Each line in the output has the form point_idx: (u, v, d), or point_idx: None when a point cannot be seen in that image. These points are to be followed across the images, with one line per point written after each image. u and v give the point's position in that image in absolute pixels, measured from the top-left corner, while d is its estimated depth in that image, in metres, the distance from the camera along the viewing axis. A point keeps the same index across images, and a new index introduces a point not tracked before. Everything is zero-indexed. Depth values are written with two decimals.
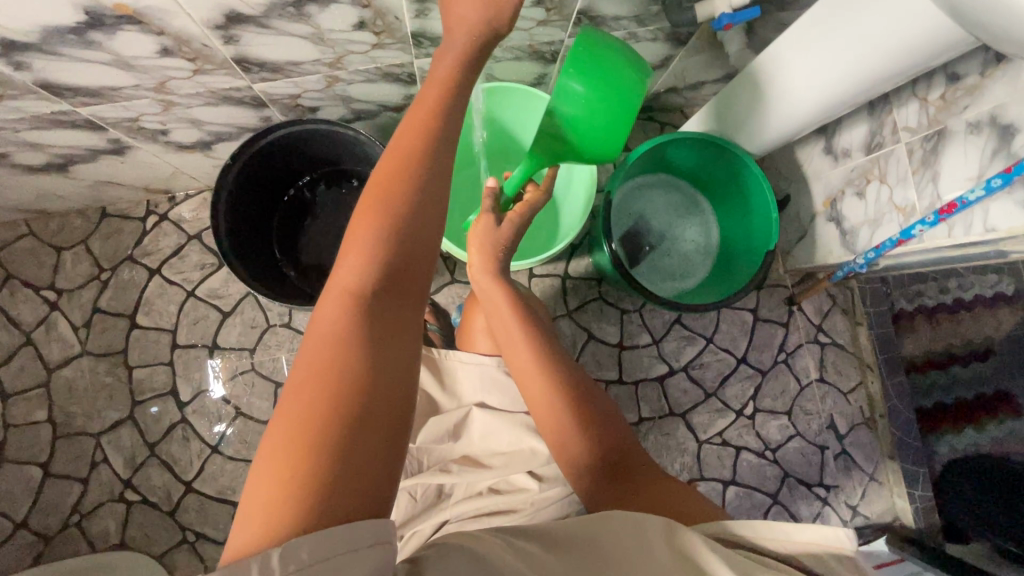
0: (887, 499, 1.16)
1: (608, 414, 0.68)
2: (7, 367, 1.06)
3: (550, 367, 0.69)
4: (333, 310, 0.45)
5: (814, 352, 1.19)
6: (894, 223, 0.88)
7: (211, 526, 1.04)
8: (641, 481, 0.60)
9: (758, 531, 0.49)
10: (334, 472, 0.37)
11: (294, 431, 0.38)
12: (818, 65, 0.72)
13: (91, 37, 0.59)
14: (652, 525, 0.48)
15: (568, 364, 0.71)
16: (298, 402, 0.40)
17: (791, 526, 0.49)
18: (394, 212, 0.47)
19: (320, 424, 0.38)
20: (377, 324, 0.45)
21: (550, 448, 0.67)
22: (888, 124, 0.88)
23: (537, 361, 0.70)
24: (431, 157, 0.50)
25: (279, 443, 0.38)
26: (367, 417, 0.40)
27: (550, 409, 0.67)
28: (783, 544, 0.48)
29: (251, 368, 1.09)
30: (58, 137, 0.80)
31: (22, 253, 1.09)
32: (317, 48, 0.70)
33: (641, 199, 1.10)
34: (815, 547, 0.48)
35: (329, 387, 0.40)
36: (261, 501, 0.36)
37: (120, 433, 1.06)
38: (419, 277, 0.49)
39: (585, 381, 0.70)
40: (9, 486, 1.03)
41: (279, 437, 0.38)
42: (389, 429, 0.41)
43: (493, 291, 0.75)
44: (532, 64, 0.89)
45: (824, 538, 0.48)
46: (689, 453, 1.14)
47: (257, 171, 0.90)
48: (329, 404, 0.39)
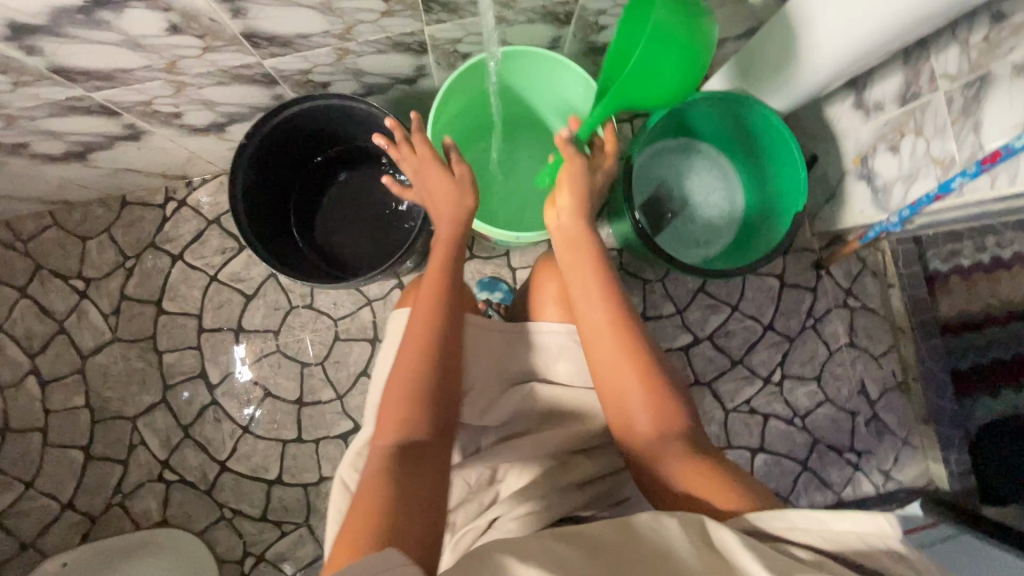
0: (921, 463, 1.13)
1: (667, 391, 0.64)
2: (44, 354, 1.09)
3: (621, 326, 0.67)
4: (391, 416, 0.61)
5: (843, 316, 1.16)
6: (931, 177, 0.84)
7: (246, 504, 1.07)
8: (669, 466, 0.59)
9: (791, 522, 0.48)
10: (390, 525, 0.50)
11: (368, 500, 0.53)
12: (853, 9, 0.67)
13: (99, 16, 0.58)
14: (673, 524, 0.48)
15: (638, 328, 0.68)
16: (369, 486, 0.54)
17: (828, 514, 0.47)
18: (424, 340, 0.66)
19: (381, 494, 0.53)
20: (417, 424, 0.61)
21: (610, 412, 0.66)
22: (925, 73, 0.84)
23: (609, 315, 0.68)
24: (445, 285, 0.70)
25: (357, 508, 0.52)
26: (411, 486, 0.55)
27: (620, 365, 0.65)
28: (822, 540, 0.47)
29: (276, 350, 1.11)
30: (75, 125, 0.81)
31: (49, 243, 1.11)
32: (326, 19, 0.68)
33: (662, 164, 1.07)
34: (855, 536, 0.46)
35: (392, 465, 0.56)
36: (348, 548, 0.49)
37: (154, 417, 1.09)
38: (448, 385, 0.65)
39: (650, 351, 0.66)
40: (54, 469, 1.07)
41: (355, 506, 0.53)
42: (432, 500, 0.55)
43: (578, 234, 0.74)
44: (545, 27, 0.86)
45: (866, 526, 0.46)
46: (716, 422, 1.13)
47: (271, 151, 0.89)
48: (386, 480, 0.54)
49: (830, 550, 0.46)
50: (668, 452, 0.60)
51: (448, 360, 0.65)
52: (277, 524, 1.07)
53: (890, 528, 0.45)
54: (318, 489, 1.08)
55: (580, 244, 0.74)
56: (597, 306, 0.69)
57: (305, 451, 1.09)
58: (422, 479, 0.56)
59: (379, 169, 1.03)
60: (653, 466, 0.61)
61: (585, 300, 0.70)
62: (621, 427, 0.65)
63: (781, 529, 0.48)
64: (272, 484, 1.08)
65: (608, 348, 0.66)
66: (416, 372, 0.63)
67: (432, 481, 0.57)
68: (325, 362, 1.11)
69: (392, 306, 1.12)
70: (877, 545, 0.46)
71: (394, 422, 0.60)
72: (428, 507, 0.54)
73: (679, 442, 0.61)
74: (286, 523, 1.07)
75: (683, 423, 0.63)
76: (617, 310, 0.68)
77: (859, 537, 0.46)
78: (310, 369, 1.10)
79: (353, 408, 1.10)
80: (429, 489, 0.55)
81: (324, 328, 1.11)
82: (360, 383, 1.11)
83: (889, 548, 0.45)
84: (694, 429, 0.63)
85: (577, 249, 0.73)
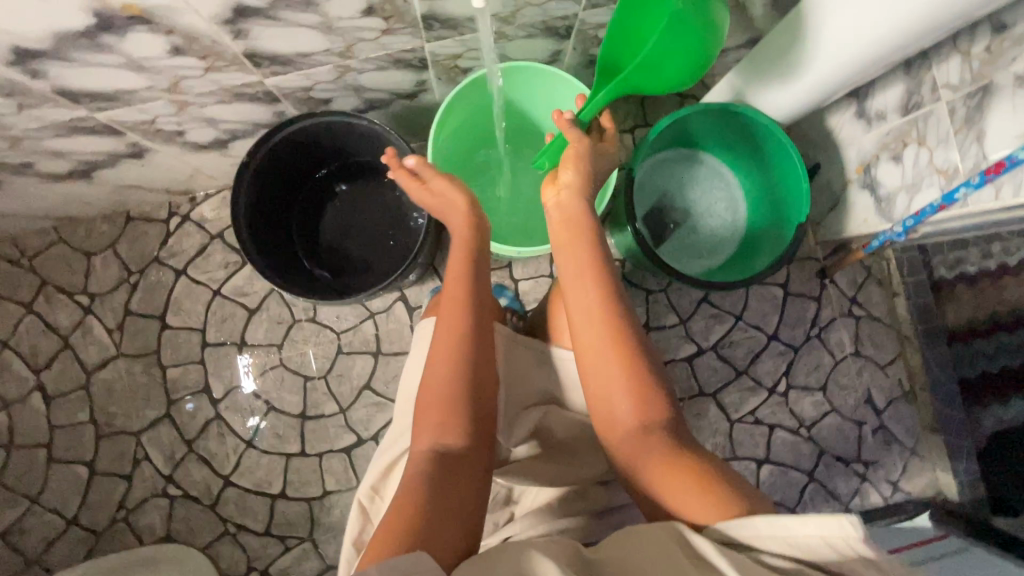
0: (930, 473, 1.12)
1: (653, 387, 0.65)
2: (49, 370, 1.10)
3: (609, 319, 0.67)
4: (428, 422, 0.61)
5: (849, 325, 1.15)
6: (935, 187, 0.84)
7: (250, 519, 1.07)
8: (651, 462, 0.60)
9: (759, 529, 0.48)
10: (421, 532, 0.50)
11: (404, 506, 0.53)
12: (846, 27, 0.68)
13: (103, 40, 0.59)
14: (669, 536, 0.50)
15: (627, 322, 0.68)
16: (406, 494, 0.54)
17: (790, 519, 0.47)
18: (453, 340, 0.65)
19: (414, 501, 0.53)
20: (451, 427, 0.60)
21: (593, 403, 0.67)
22: (927, 83, 0.83)
23: (599, 308, 0.67)
24: (472, 283, 0.70)
25: (392, 516, 0.52)
26: (442, 494, 0.54)
27: (605, 358, 0.66)
28: (788, 547, 0.46)
29: (279, 364, 1.11)
30: (80, 144, 0.81)
31: (54, 260, 1.11)
32: (327, 38, 0.69)
33: (664, 174, 1.07)
34: (818, 539, 0.46)
35: (426, 473, 0.56)
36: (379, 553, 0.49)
37: (158, 431, 1.09)
38: (484, 388, 0.64)
39: (637, 346, 0.66)
40: (59, 484, 1.07)
41: (391, 512, 0.53)
42: (464, 507, 0.55)
43: (575, 222, 0.73)
44: (545, 41, 0.86)
45: (829, 530, 0.45)
46: (721, 432, 1.12)
47: (274, 167, 0.90)
48: (420, 489, 0.54)
49: (796, 555, 0.46)
50: (651, 450, 0.61)
51: (480, 360, 0.65)
52: (281, 539, 1.06)
53: (851, 530, 0.44)
54: (321, 503, 1.08)
55: (581, 227, 0.72)
56: (591, 294, 0.68)
57: (308, 465, 1.09)
58: (455, 488, 0.56)
59: (381, 183, 1.03)
60: (634, 461, 0.61)
61: (580, 288, 0.69)
62: (603, 417, 0.66)
63: (752, 537, 0.48)
64: (276, 498, 1.07)
65: (595, 340, 0.66)
66: (448, 374, 0.63)
67: (469, 485, 0.57)
68: (328, 375, 1.11)
69: (395, 319, 1.12)
70: (840, 546, 0.45)
71: (433, 427, 0.60)
72: (464, 512, 0.54)
73: (663, 439, 0.61)
74: (290, 537, 1.06)
75: (668, 421, 0.63)
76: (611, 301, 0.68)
77: (823, 541, 0.45)
78: (313, 383, 1.10)
79: (357, 422, 1.10)
80: (459, 498, 0.55)
81: (326, 342, 1.11)
82: (363, 396, 1.11)
83: (851, 548, 0.45)
84: (679, 426, 0.63)
85: (573, 236, 0.73)
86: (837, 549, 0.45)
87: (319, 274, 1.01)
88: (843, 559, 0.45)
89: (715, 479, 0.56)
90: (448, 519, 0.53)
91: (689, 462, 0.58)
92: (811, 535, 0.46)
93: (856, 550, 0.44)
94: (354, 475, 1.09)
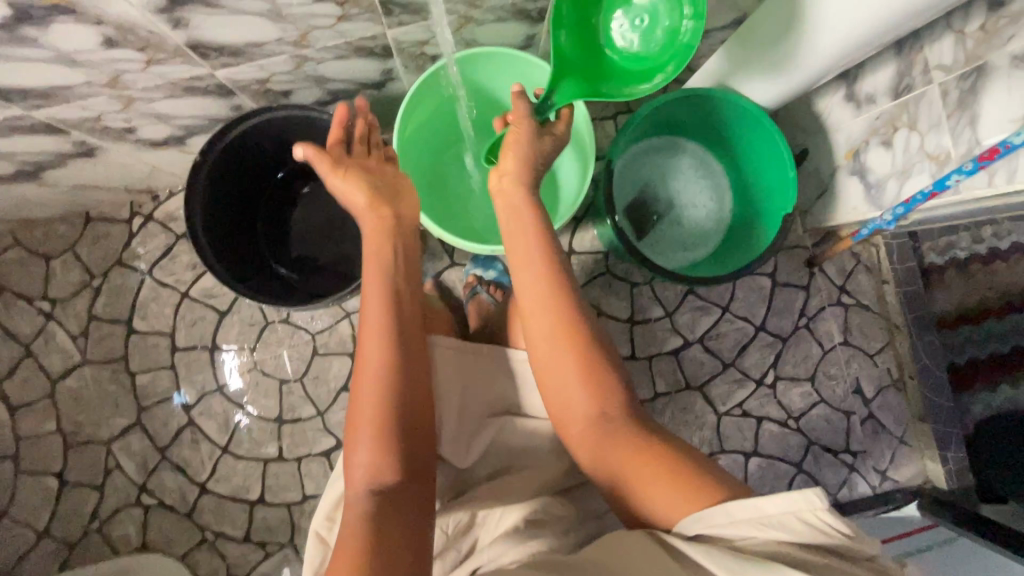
0: (918, 461, 1.11)
1: (607, 372, 0.62)
2: (12, 379, 1.05)
3: (557, 307, 0.64)
4: (364, 451, 0.58)
5: (837, 314, 1.13)
6: (926, 173, 0.81)
7: (229, 526, 1.04)
8: (614, 457, 0.58)
9: (734, 515, 0.48)
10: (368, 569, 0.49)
11: (349, 548, 0.51)
12: (827, 12, 0.66)
13: (24, 32, 0.53)
14: (647, 541, 0.50)
15: (576, 305, 0.65)
16: (351, 533, 0.52)
17: (762, 499, 0.47)
18: (376, 364, 0.62)
19: (362, 539, 0.51)
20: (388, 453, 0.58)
21: (550, 400, 0.65)
22: (919, 64, 0.79)
23: (546, 297, 0.64)
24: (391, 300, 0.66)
25: (341, 559, 0.51)
26: (388, 522, 0.53)
27: (557, 350, 0.63)
28: (765, 530, 0.46)
29: (253, 367, 1.07)
30: (21, 143, 0.76)
31: (12, 264, 1.06)
32: (278, 27, 0.63)
33: (646, 164, 1.03)
34: (792, 516, 0.46)
35: (370, 507, 0.54)
36: None
37: (130, 440, 1.05)
38: (418, 407, 0.62)
39: (588, 331, 0.64)
40: (27, 496, 1.03)
41: (338, 555, 0.51)
42: (411, 533, 0.53)
43: (512, 211, 0.69)
44: (517, 25, 0.81)
45: (799, 504, 0.46)
46: (708, 426, 1.10)
47: (232, 166, 0.85)
48: (364, 525, 0.53)
49: (774, 538, 0.46)
50: (614, 443, 0.59)
51: (410, 379, 0.62)
52: (261, 545, 1.04)
53: (818, 501, 0.46)
54: (301, 507, 1.05)
55: (521, 214, 0.69)
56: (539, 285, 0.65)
57: (287, 469, 1.06)
58: (401, 514, 0.54)
59: None
60: (596, 458, 0.60)
61: (526, 279, 0.66)
62: (563, 414, 0.63)
63: (727, 527, 0.48)
64: (254, 504, 1.05)
65: (547, 331, 0.64)
66: (375, 401, 0.60)
67: (411, 517, 0.55)
68: (304, 378, 1.07)
69: None
70: (813, 521, 0.46)
71: (365, 458, 0.58)
72: (409, 544, 0.52)
73: (624, 427, 0.60)
74: (270, 543, 1.04)
75: (626, 406, 0.61)
76: (560, 288, 0.65)
77: (795, 516, 0.46)
78: (289, 386, 1.07)
79: (336, 424, 1.07)
80: (409, 523, 0.54)
81: (302, 343, 1.08)
82: (341, 399, 1.07)
83: (822, 522, 0.46)
84: (636, 409, 0.62)
85: (512, 223, 0.69)
86: (811, 526, 0.46)
87: (291, 277, 0.97)
88: (818, 536, 0.45)
89: (680, 462, 0.55)
90: (393, 556, 0.50)
91: (654, 448, 0.57)
92: (782, 516, 0.46)
93: (828, 524, 0.45)
94: None
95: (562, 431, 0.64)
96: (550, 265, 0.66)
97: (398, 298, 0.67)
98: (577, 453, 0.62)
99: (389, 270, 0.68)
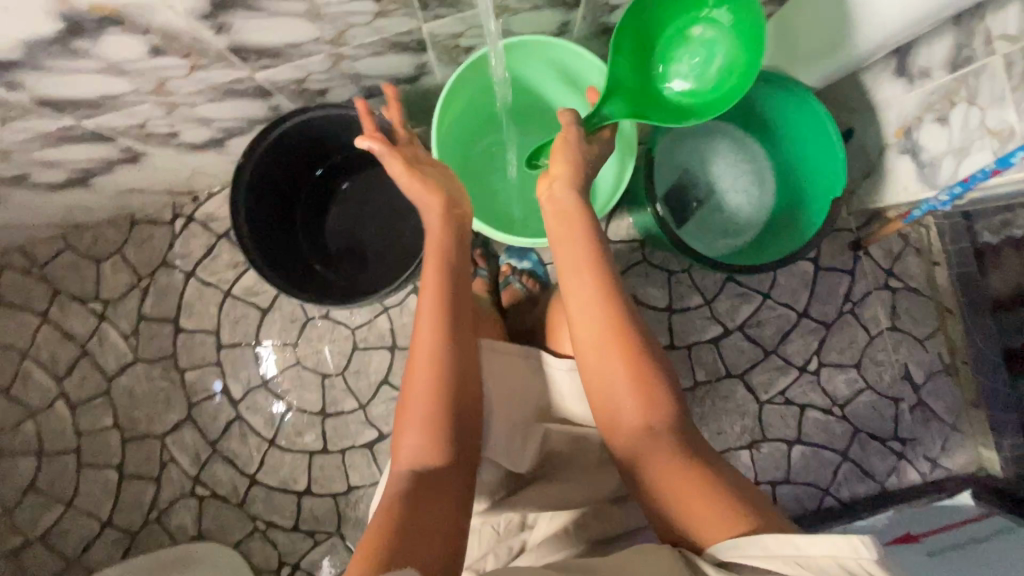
0: (972, 448, 1.07)
1: (656, 383, 0.61)
2: (70, 378, 1.10)
3: (609, 314, 0.64)
4: (414, 433, 0.60)
5: (885, 299, 1.09)
6: (986, 150, 0.77)
7: (279, 515, 1.07)
8: (657, 467, 0.58)
9: (767, 548, 0.46)
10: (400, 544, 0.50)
11: (385, 521, 0.52)
12: None
13: (76, 45, 0.55)
14: (678, 562, 0.48)
15: (628, 315, 0.64)
16: (389, 508, 0.54)
17: (801, 537, 0.46)
18: (434, 346, 0.63)
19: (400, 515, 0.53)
20: (436, 438, 0.60)
21: (596, 404, 0.64)
22: (980, 34, 0.75)
23: (600, 301, 0.64)
24: (450, 284, 0.67)
25: (375, 529, 0.52)
26: (425, 506, 0.54)
27: (606, 357, 0.63)
28: (799, 568, 0.44)
29: (295, 363, 1.10)
30: (72, 152, 0.79)
31: (65, 268, 1.10)
32: (316, 27, 0.63)
33: (685, 150, 1.01)
34: (832, 562, 0.44)
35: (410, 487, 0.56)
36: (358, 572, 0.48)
37: (182, 434, 1.09)
38: (468, 396, 0.63)
39: (641, 341, 0.63)
40: (89, 488, 1.08)
41: (374, 526, 0.53)
42: (447, 519, 0.54)
43: (569, 211, 0.69)
44: (552, 13, 0.79)
45: (840, 549, 0.44)
46: (750, 414, 1.08)
47: (272, 168, 0.87)
48: (404, 503, 0.54)
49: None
50: (658, 454, 0.58)
51: (463, 367, 0.63)
52: (309, 534, 1.07)
53: (863, 550, 0.44)
54: (346, 498, 1.08)
55: (570, 217, 0.69)
56: (591, 291, 0.65)
57: (332, 461, 1.08)
58: (439, 502, 0.55)
59: (382, 176, 1.00)
60: (635, 467, 0.60)
61: (577, 282, 0.66)
62: (608, 419, 0.63)
63: (760, 559, 0.46)
64: (302, 495, 1.08)
65: (595, 338, 0.64)
66: (428, 381, 0.61)
67: (452, 506, 0.56)
68: (345, 372, 1.09)
69: (409, 312, 1.09)
70: (854, 570, 0.43)
71: (415, 439, 0.60)
72: (451, 529, 0.54)
73: (668, 442, 0.59)
74: (318, 532, 1.07)
75: (676, 421, 0.60)
76: (612, 296, 0.65)
77: (835, 562, 0.44)
78: (331, 380, 1.09)
79: (377, 417, 1.09)
80: (444, 511, 0.55)
81: (341, 338, 1.10)
82: (381, 392, 1.09)
83: (866, 572, 0.43)
84: (685, 425, 0.61)
85: (564, 223, 0.69)
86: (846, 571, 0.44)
87: (331, 275, 0.99)
88: None
89: (722, 489, 0.54)
90: (434, 538, 0.52)
91: (696, 469, 0.56)
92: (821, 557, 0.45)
93: (872, 574, 0.43)
94: (377, 469, 1.08)
95: (605, 433, 0.64)
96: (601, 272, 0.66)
97: (451, 286, 0.68)
98: (619, 457, 0.62)
99: (447, 255, 0.70)
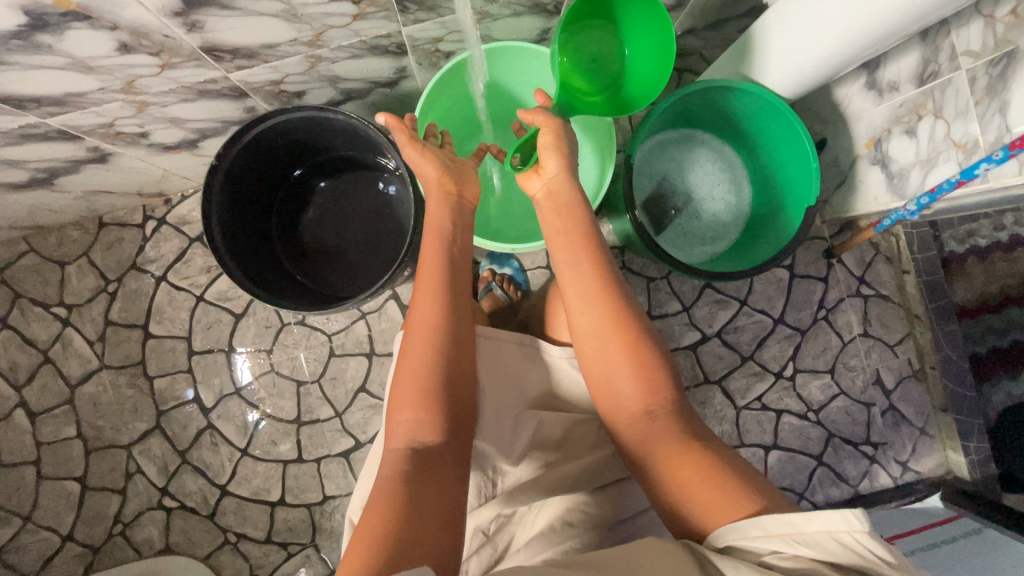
0: (941, 452, 1.09)
1: (655, 368, 0.62)
2: (31, 386, 1.05)
3: (606, 303, 0.64)
4: (408, 415, 0.58)
5: (857, 306, 1.11)
6: (951, 162, 0.79)
7: (250, 527, 1.04)
8: (656, 450, 0.58)
9: (765, 529, 0.46)
10: (398, 525, 0.48)
11: (382, 504, 0.51)
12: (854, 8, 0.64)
13: (39, 40, 0.53)
14: (680, 554, 0.47)
15: (626, 303, 0.65)
16: (384, 490, 0.53)
17: (797, 515, 0.45)
18: (429, 331, 0.62)
19: (396, 497, 0.51)
20: (432, 419, 0.58)
21: (598, 391, 0.65)
22: (945, 50, 0.78)
23: (598, 293, 0.65)
24: (451, 270, 0.66)
25: (372, 511, 0.51)
26: (420, 487, 0.53)
27: (605, 345, 0.63)
28: (797, 545, 0.44)
29: (270, 369, 1.07)
30: (36, 151, 0.76)
31: (27, 271, 1.06)
32: (293, 27, 0.62)
33: (662, 158, 1.02)
34: (830, 537, 0.44)
35: (406, 468, 0.55)
36: (355, 555, 0.47)
37: (150, 444, 1.06)
38: (464, 379, 0.62)
39: (637, 326, 0.64)
40: (50, 501, 1.04)
41: (371, 508, 0.51)
42: (444, 500, 0.53)
43: (570, 202, 0.70)
44: (533, 19, 0.80)
45: (835, 524, 0.44)
46: (726, 420, 1.09)
47: (246, 168, 0.85)
48: (400, 484, 0.53)
49: (805, 555, 0.44)
50: (657, 438, 0.58)
51: (459, 350, 0.62)
52: (283, 546, 1.04)
53: (858, 523, 0.44)
54: (321, 508, 1.05)
55: (570, 208, 0.70)
56: (586, 276, 0.66)
57: (307, 471, 1.06)
58: (434, 482, 0.54)
59: (361, 179, 0.99)
60: (638, 452, 0.59)
61: (577, 270, 0.66)
62: (610, 405, 0.63)
63: (758, 540, 0.46)
64: (275, 506, 1.05)
65: (593, 325, 0.64)
66: (426, 364, 0.60)
67: (451, 487, 0.54)
68: (321, 379, 1.07)
69: (388, 318, 1.08)
70: (849, 542, 0.44)
71: (408, 422, 0.58)
72: (450, 508, 0.52)
73: (666, 425, 0.59)
74: (292, 544, 1.04)
75: (674, 405, 0.61)
76: (609, 283, 0.65)
77: (831, 537, 0.44)
78: (307, 389, 1.07)
79: (353, 424, 1.06)
80: (442, 491, 0.53)
81: (318, 345, 1.07)
82: (359, 399, 1.07)
83: (860, 544, 0.44)
84: (683, 408, 0.61)
85: (564, 214, 0.69)
86: (844, 548, 0.44)
87: (308, 283, 0.97)
88: (850, 553, 0.44)
89: (722, 466, 0.54)
90: (431, 518, 0.50)
91: (692, 449, 0.56)
92: (816, 533, 0.45)
93: (866, 545, 0.43)
94: (354, 478, 1.06)
95: (607, 420, 0.64)
96: (597, 262, 0.66)
97: (449, 268, 0.67)
98: (622, 442, 0.62)
99: (445, 240, 0.68)
